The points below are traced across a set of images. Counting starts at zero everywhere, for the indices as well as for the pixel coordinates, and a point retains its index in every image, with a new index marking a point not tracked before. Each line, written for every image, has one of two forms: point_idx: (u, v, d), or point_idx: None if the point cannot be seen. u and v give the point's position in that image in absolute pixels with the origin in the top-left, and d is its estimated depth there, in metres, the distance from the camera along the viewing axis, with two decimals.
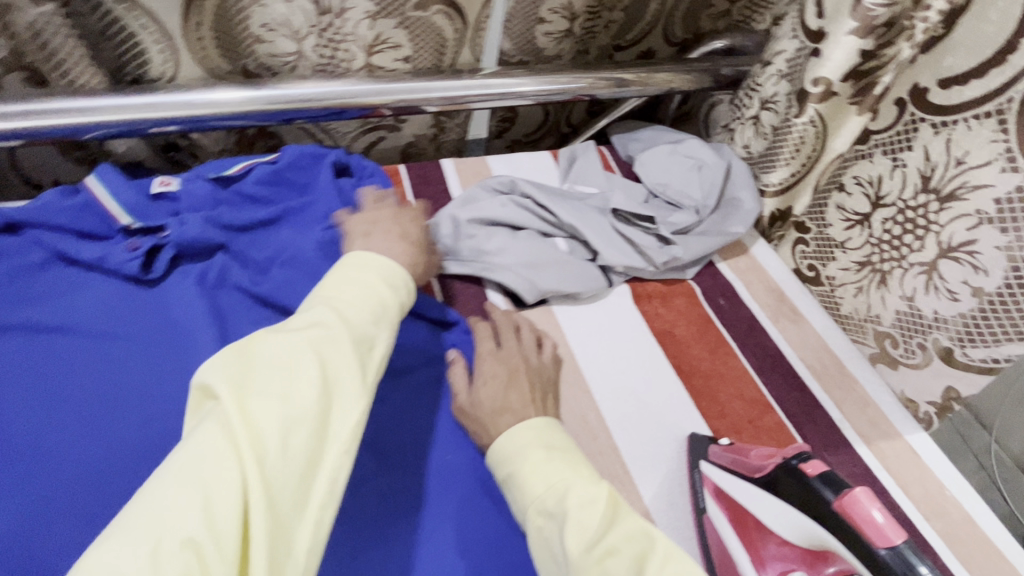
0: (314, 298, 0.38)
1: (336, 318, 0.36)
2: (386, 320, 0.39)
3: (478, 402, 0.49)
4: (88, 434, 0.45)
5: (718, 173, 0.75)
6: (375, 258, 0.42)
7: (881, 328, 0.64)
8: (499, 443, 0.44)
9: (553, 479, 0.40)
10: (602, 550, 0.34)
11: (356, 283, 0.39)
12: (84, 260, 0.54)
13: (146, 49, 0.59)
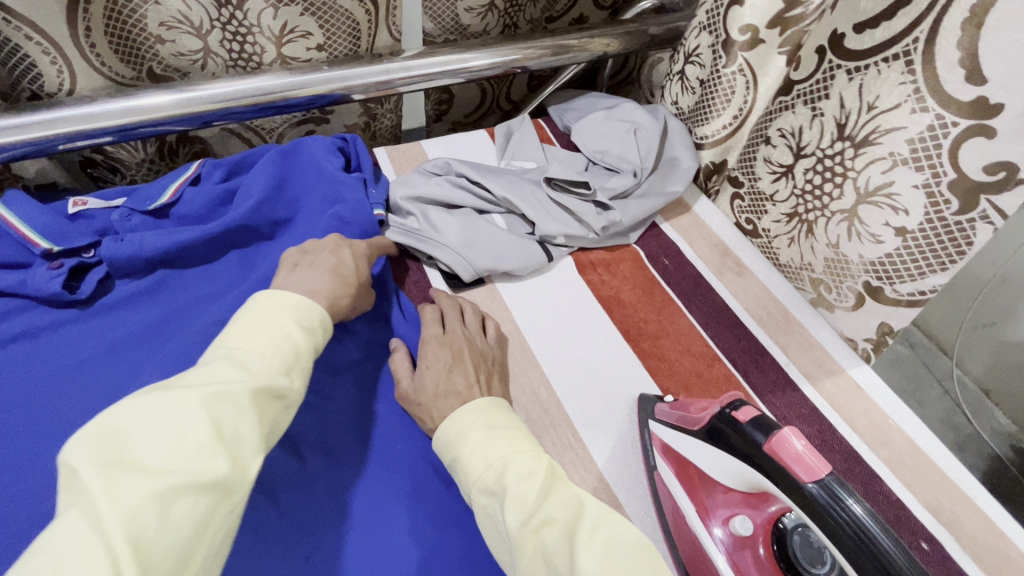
0: (218, 350, 0.36)
1: (239, 371, 0.34)
2: (298, 367, 0.38)
3: (424, 386, 0.49)
4: (18, 468, 0.43)
5: (654, 134, 0.75)
6: (294, 295, 0.42)
7: (815, 275, 0.65)
8: (442, 429, 0.44)
9: (493, 458, 0.39)
10: (538, 521, 0.35)
11: (265, 326, 0.38)
12: (5, 287, 0.51)
13: (36, 62, 0.56)
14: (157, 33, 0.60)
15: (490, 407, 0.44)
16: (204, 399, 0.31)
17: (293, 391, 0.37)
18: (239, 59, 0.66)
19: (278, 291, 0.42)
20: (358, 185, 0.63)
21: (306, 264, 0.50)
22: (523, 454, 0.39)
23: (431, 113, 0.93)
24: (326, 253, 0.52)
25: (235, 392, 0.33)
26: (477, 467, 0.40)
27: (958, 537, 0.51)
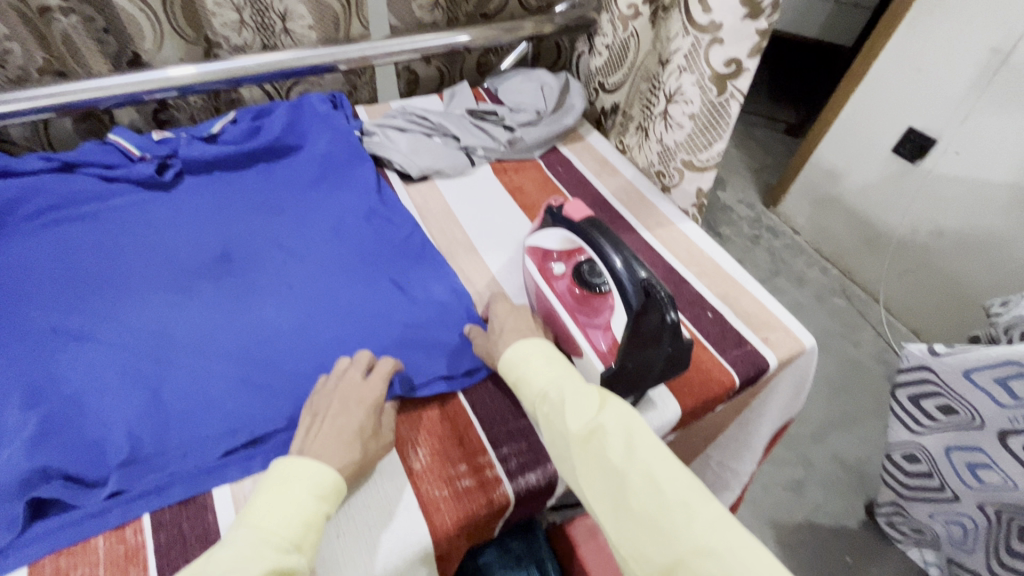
0: (243, 528, 0.44)
1: (258, 552, 0.42)
2: (308, 538, 0.45)
3: (496, 328, 0.64)
4: (133, 264, 0.73)
5: (556, 88, 1.05)
6: (313, 465, 0.49)
7: (654, 167, 0.94)
8: (505, 358, 0.58)
9: (553, 376, 0.54)
10: (593, 428, 0.49)
11: (283, 498, 0.46)
12: (118, 176, 0.82)
13: (142, 27, 0.91)
14: (211, 8, 0.93)
15: (537, 341, 0.59)
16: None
17: (303, 568, 0.43)
18: (262, 29, 1.00)
19: (295, 466, 0.48)
20: (346, 119, 0.95)
21: (326, 424, 0.53)
22: (576, 376, 0.54)
23: (404, 90, 1.26)
24: (342, 401, 0.56)
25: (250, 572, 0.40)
26: (539, 383, 0.54)
27: (736, 310, 0.76)
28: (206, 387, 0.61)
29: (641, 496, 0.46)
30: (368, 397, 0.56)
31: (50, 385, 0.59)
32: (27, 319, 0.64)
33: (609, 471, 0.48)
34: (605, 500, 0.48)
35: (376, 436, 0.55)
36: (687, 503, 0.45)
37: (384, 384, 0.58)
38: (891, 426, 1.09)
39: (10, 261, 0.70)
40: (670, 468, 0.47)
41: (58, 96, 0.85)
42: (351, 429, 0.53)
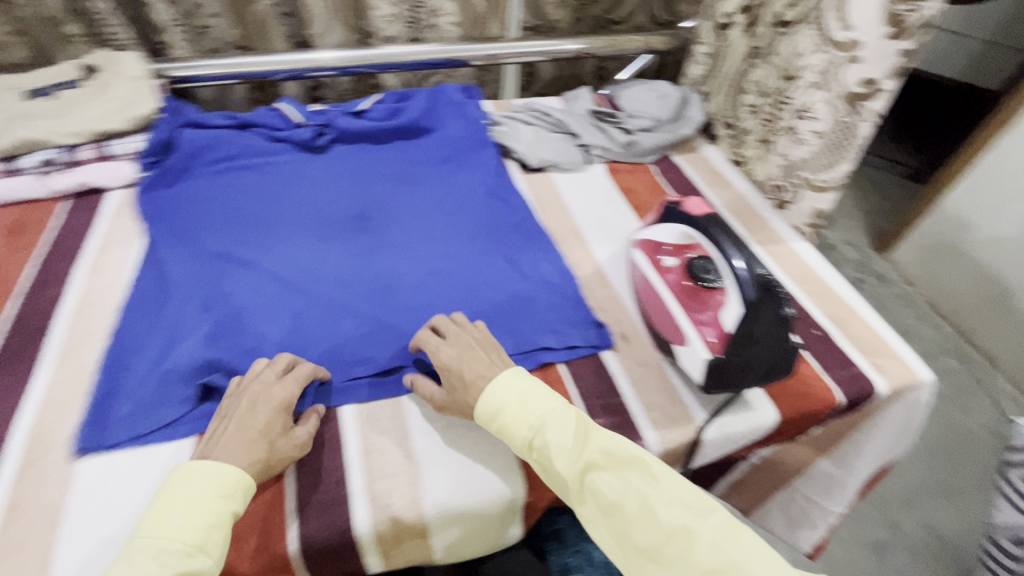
0: (140, 539, 0.45)
1: (155, 564, 0.44)
2: (213, 540, 0.46)
3: (455, 380, 0.58)
4: (288, 211, 0.84)
5: (675, 99, 1.07)
6: (211, 467, 0.49)
7: (774, 182, 0.94)
8: (478, 406, 0.56)
9: (533, 420, 0.54)
10: (584, 466, 0.52)
11: (181, 507, 0.47)
12: (282, 138, 0.95)
13: (316, 13, 1.04)
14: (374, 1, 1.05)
15: (512, 378, 0.57)
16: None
17: (210, 567, 0.45)
18: (412, 22, 1.11)
19: (191, 474, 0.49)
20: (477, 107, 1.03)
21: (228, 434, 0.52)
22: (555, 411, 0.55)
23: (521, 84, 1.35)
24: (247, 403, 0.55)
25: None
26: (522, 427, 0.54)
27: (846, 333, 0.74)
28: (338, 320, 0.69)
29: (642, 529, 0.49)
30: (279, 397, 0.55)
31: (218, 299, 0.69)
32: (205, 244, 0.77)
33: (608, 507, 0.51)
34: (608, 535, 0.51)
35: (286, 432, 0.54)
36: (688, 530, 0.48)
37: (298, 385, 0.57)
38: (998, 507, 0.98)
39: (195, 197, 0.84)
40: (665, 494, 0.50)
41: (242, 66, 1.00)
42: (255, 429, 0.52)
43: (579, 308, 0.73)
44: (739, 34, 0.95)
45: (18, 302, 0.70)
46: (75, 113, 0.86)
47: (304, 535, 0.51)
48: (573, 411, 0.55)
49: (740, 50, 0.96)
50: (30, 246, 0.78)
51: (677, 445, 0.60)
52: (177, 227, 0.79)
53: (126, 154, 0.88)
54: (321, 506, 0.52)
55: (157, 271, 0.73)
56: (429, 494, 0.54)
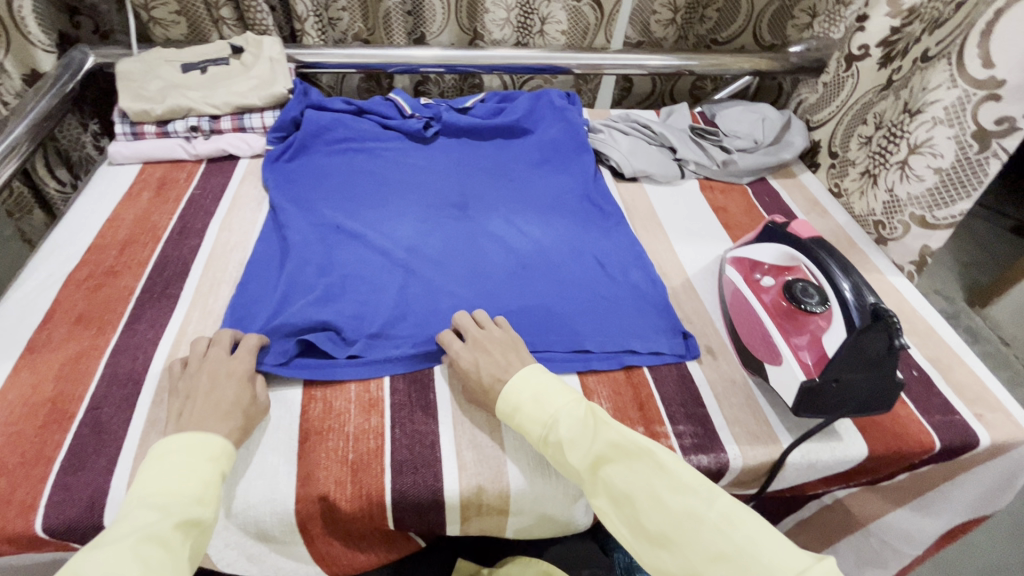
0: (136, 498, 0.45)
1: (159, 514, 0.44)
2: (210, 497, 0.47)
3: (478, 381, 0.59)
4: (395, 194, 0.90)
5: (778, 123, 1.05)
6: (195, 434, 0.50)
7: (876, 217, 0.90)
8: (499, 403, 0.56)
9: (545, 417, 0.53)
10: (593, 458, 0.50)
11: (173, 469, 0.47)
12: (392, 126, 1.01)
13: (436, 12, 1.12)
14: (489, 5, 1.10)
15: (527, 376, 0.57)
16: (136, 540, 0.41)
17: (210, 518, 0.47)
18: (522, 27, 1.16)
19: (175, 442, 0.49)
20: (578, 113, 1.06)
21: (197, 404, 0.53)
22: (567, 405, 0.54)
23: (616, 96, 1.37)
24: (211, 377, 0.56)
25: (162, 529, 0.43)
26: (535, 424, 0.54)
27: (949, 380, 0.70)
28: (435, 300, 0.73)
29: (651, 518, 0.47)
30: (241, 374, 0.58)
31: (328, 267, 0.75)
32: (319, 216, 0.83)
33: (619, 500, 0.48)
34: (624, 526, 0.49)
35: (254, 401, 0.57)
36: (694, 516, 0.45)
37: (252, 358, 0.60)
38: None
39: (313, 173, 0.92)
40: (674, 482, 0.47)
41: (363, 58, 1.08)
42: (225, 401, 0.54)
43: (668, 317, 0.73)
44: (870, 67, 0.93)
45: (160, 248, 0.79)
46: (221, 86, 0.96)
47: (397, 489, 0.55)
48: (585, 404, 0.54)
49: (875, 83, 0.93)
50: (172, 201, 0.87)
51: (759, 464, 0.60)
52: (295, 198, 0.87)
53: (258, 128, 0.98)
54: (413, 466, 0.56)
55: (277, 236, 0.80)
56: (514, 473, 0.57)
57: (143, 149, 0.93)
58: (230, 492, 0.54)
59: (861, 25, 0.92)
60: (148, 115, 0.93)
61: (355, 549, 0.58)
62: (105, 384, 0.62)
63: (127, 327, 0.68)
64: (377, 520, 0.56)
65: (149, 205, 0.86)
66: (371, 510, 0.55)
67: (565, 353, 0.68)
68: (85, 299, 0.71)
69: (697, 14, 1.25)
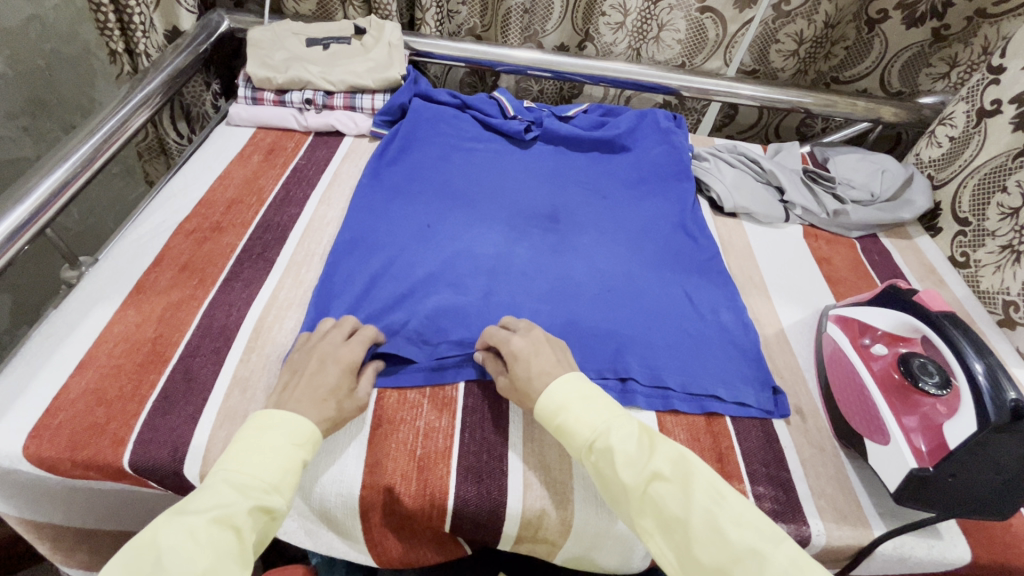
0: (219, 473, 0.45)
1: (237, 493, 0.43)
2: (287, 483, 0.46)
3: (520, 375, 0.57)
4: (488, 196, 0.89)
5: (900, 177, 0.97)
6: (286, 417, 0.50)
7: (1009, 297, 0.82)
8: (539, 404, 0.54)
9: (596, 422, 0.50)
10: (649, 475, 0.46)
11: (261, 449, 0.47)
12: (493, 125, 1.01)
13: (552, 13, 1.10)
14: (604, 8, 1.07)
15: (575, 380, 0.55)
16: (211, 520, 0.41)
17: (283, 507, 0.45)
18: (637, 32, 1.12)
19: (268, 419, 0.49)
20: (684, 138, 1.03)
21: (295, 386, 0.54)
22: (619, 418, 0.51)
23: (716, 123, 1.32)
24: (317, 360, 0.57)
25: (236, 512, 0.42)
26: (583, 428, 0.51)
27: None
28: (518, 307, 0.72)
29: (706, 548, 0.42)
30: (346, 358, 0.57)
31: (417, 260, 0.76)
32: (413, 208, 0.84)
33: (669, 523, 0.45)
34: (670, 553, 0.45)
35: (352, 394, 0.56)
36: (759, 555, 0.41)
37: (363, 350, 0.60)
38: None
39: (412, 161, 0.93)
40: (735, 515, 0.44)
41: (472, 54, 1.09)
42: (326, 387, 0.54)
43: (759, 367, 0.69)
44: (1000, 123, 0.85)
45: (264, 211, 0.82)
46: (340, 65, 1.00)
47: (460, 495, 0.54)
48: (637, 420, 0.52)
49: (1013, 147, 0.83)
50: (278, 167, 0.91)
51: (844, 546, 0.55)
52: (392, 183, 0.88)
53: (367, 109, 1.01)
54: (478, 475, 0.56)
55: (370, 217, 0.81)
56: (580, 504, 0.55)
57: (260, 115, 0.98)
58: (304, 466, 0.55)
59: (995, 79, 0.87)
60: (270, 82, 0.97)
61: (406, 544, 0.58)
62: (200, 334, 0.65)
63: (225, 282, 0.71)
64: (435, 522, 0.55)
65: (258, 168, 0.90)
66: (432, 511, 0.54)
67: (645, 390, 0.65)
68: (191, 248, 0.75)
69: (824, 51, 1.15)
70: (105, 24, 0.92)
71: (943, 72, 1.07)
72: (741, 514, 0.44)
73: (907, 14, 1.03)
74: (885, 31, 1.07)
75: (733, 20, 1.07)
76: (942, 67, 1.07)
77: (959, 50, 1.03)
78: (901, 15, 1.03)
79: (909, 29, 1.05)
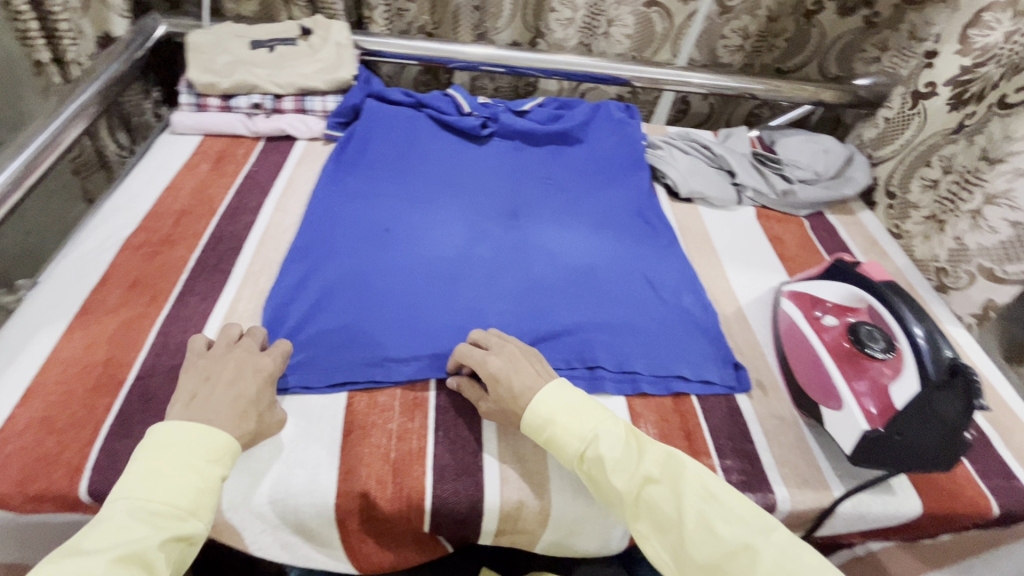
0: (121, 500, 0.42)
1: (144, 526, 0.42)
2: (204, 507, 0.45)
3: (503, 394, 0.56)
4: (447, 194, 0.89)
5: (841, 157, 1.02)
6: (198, 429, 0.47)
7: (938, 264, 0.88)
8: (526, 416, 0.54)
9: (584, 431, 0.52)
10: (642, 479, 0.49)
11: (167, 473, 0.44)
12: (449, 122, 1.00)
13: (502, 10, 1.11)
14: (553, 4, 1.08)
15: (560, 388, 0.55)
16: (114, 561, 0.39)
17: (201, 531, 0.45)
18: (586, 28, 1.13)
19: (173, 434, 0.46)
20: (637, 128, 1.05)
21: (206, 395, 0.51)
22: (607, 423, 0.53)
23: (672, 117, 1.35)
24: (230, 368, 0.54)
25: (146, 548, 0.41)
26: (572, 438, 0.52)
27: (1008, 442, 0.67)
28: (484, 304, 0.72)
29: (700, 546, 0.46)
30: (264, 368, 0.55)
31: (378, 263, 0.75)
32: (371, 211, 0.83)
33: (665, 525, 0.48)
34: (666, 553, 0.48)
35: (269, 406, 0.55)
36: (752, 551, 0.44)
37: (282, 360, 0.58)
38: None
39: (368, 162, 0.91)
40: (725, 512, 0.47)
41: (423, 52, 1.08)
42: (246, 398, 0.52)
43: (720, 346, 0.71)
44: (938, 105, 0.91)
45: (215, 221, 0.79)
46: (288, 67, 0.97)
47: (438, 494, 0.54)
48: (623, 423, 0.54)
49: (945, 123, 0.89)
50: (229, 175, 0.88)
51: (808, 509, 0.58)
52: (349, 187, 0.87)
53: (319, 111, 0.99)
54: (454, 472, 0.56)
55: (329, 222, 0.80)
56: (556, 492, 0.56)
57: (205, 122, 0.94)
58: (274, 480, 0.54)
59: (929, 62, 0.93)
60: (214, 88, 0.94)
61: (387, 548, 0.58)
62: (156, 352, 0.62)
63: (180, 297, 0.69)
64: (413, 524, 0.55)
65: (207, 177, 0.87)
66: (409, 512, 0.54)
67: (614, 376, 0.67)
68: (140, 264, 0.72)
69: (766, 44, 1.19)
70: (25, 34, 0.83)
71: (875, 55, 1.10)
72: (731, 508, 0.47)
73: (840, 5, 1.09)
74: (822, 23, 1.12)
75: (680, 12, 1.10)
76: (874, 51, 1.10)
77: (889, 34, 1.06)
78: (835, 6, 1.09)
79: (842, 18, 1.10)
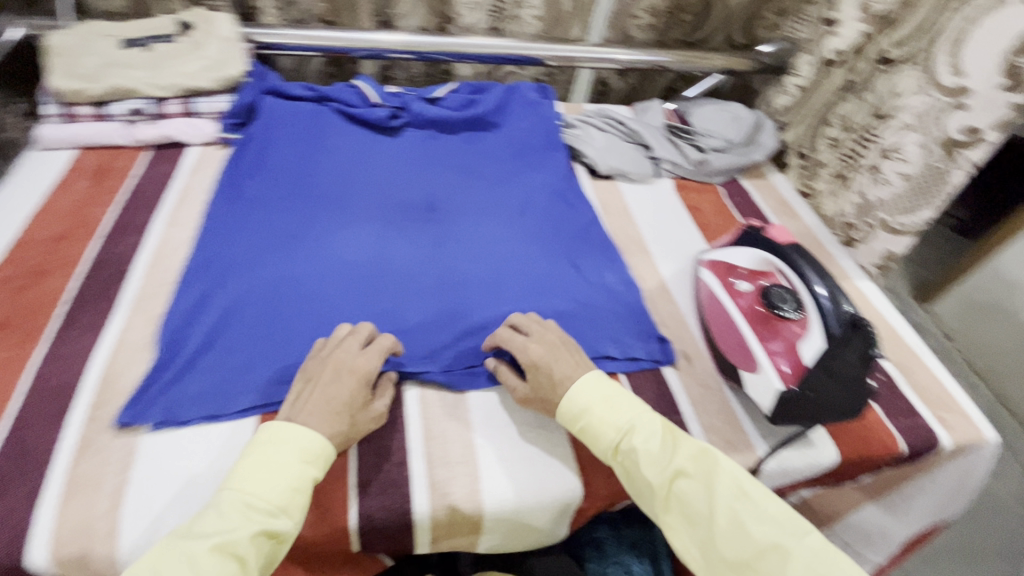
0: (228, 491, 0.47)
1: (241, 517, 0.45)
2: (295, 506, 0.48)
3: (544, 381, 0.58)
4: (359, 192, 0.85)
5: (749, 123, 1.04)
6: (301, 429, 0.50)
7: (844, 220, 0.94)
8: (562, 406, 0.57)
9: (620, 423, 0.55)
10: (672, 472, 0.52)
11: (267, 467, 0.48)
12: (355, 115, 0.95)
13: None
14: None
15: (597, 379, 0.58)
16: (213, 546, 0.43)
17: (289, 529, 0.47)
18: (494, 10, 1.09)
19: (283, 432, 0.50)
20: (552, 108, 1.03)
21: (308, 402, 0.52)
22: (643, 416, 0.56)
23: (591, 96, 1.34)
24: (330, 372, 0.55)
25: (238, 538, 0.44)
26: (609, 428, 0.55)
27: (909, 380, 0.72)
28: (405, 304, 0.69)
29: (730, 543, 0.49)
30: (363, 368, 0.56)
31: (286, 271, 0.70)
32: (276, 217, 0.78)
33: (695, 519, 0.51)
34: (694, 547, 0.51)
35: (365, 407, 0.55)
36: (784, 548, 0.48)
37: (381, 360, 0.57)
38: None
39: (270, 164, 0.85)
40: (755, 511, 0.50)
41: (322, 42, 1.01)
42: (339, 400, 0.53)
43: (644, 321, 0.72)
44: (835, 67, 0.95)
45: (98, 245, 0.72)
46: (168, 66, 0.88)
47: (365, 510, 0.52)
48: (661, 419, 0.56)
49: (839, 82, 0.95)
50: (111, 191, 0.80)
51: None
52: (251, 193, 0.81)
53: (209, 114, 0.92)
54: (382, 485, 0.54)
55: (229, 233, 0.74)
56: (489, 490, 0.55)
57: (77, 134, 0.85)
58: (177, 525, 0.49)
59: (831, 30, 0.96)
60: (82, 95, 0.84)
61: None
62: (33, 399, 0.56)
63: (60, 333, 0.62)
64: (341, 545, 0.53)
65: (86, 196, 0.78)
66: (335, 535, 0.52)
67: None
68: (7, 303, 0.64)
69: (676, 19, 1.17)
70: None
71: (773, 22, 1.18)
72: (765, 507, 0.50)
73: None
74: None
75: None
76: (773, 18, 1.17)
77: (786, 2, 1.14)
78: None
79: None
